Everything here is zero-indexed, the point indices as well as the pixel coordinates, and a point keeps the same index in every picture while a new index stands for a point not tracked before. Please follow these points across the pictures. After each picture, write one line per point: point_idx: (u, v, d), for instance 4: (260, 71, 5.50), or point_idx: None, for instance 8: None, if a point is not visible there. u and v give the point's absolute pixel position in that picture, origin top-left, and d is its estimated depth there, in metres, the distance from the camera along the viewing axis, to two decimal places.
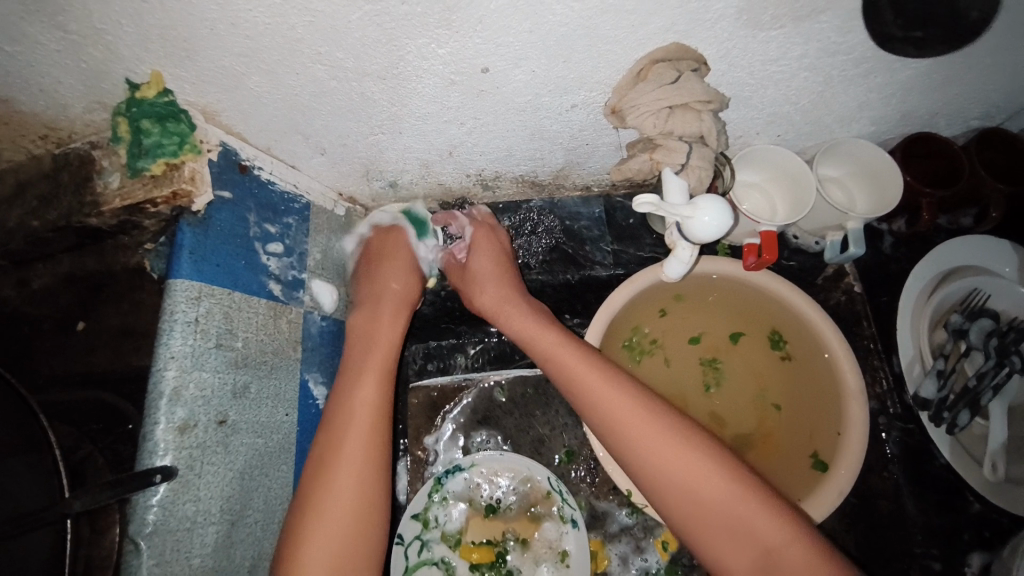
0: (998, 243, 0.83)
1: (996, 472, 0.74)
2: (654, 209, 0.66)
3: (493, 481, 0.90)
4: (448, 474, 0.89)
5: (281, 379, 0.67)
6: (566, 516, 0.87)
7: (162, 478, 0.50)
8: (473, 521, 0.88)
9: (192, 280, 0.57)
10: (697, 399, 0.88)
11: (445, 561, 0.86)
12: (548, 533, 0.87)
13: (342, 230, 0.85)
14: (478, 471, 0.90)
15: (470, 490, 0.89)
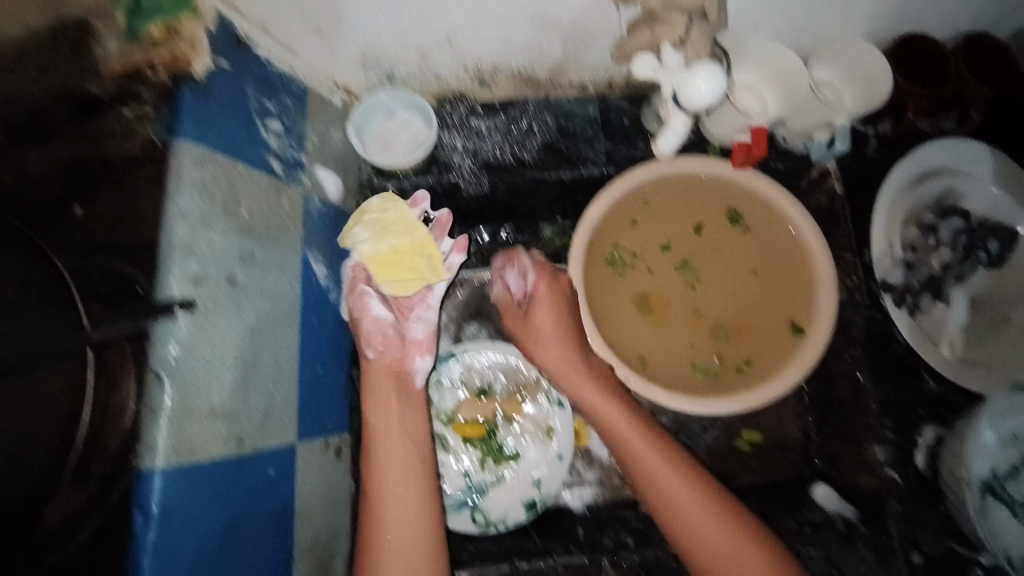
0: (980, 147, 0.86)
1: (953, 350, 0.82)
2: (653, 74, 0.71)
3: (484, 365, 0.96)
4: (442, 360, 0.95)
5: (284, 252, 0.70)
6: (551, 396, 0.95)
7: (182, 309, 0.54)
8: (465, 401, 0.94)
9: (202, 146, 0.59)
10: (679, 297, 0.91)
11: (440, 436, 0.92)
12: (536, 414, 0.94)
13: (338, 119, 0.85)
14: (470, 355, 0.96)
15: (462, 375, 0.95)
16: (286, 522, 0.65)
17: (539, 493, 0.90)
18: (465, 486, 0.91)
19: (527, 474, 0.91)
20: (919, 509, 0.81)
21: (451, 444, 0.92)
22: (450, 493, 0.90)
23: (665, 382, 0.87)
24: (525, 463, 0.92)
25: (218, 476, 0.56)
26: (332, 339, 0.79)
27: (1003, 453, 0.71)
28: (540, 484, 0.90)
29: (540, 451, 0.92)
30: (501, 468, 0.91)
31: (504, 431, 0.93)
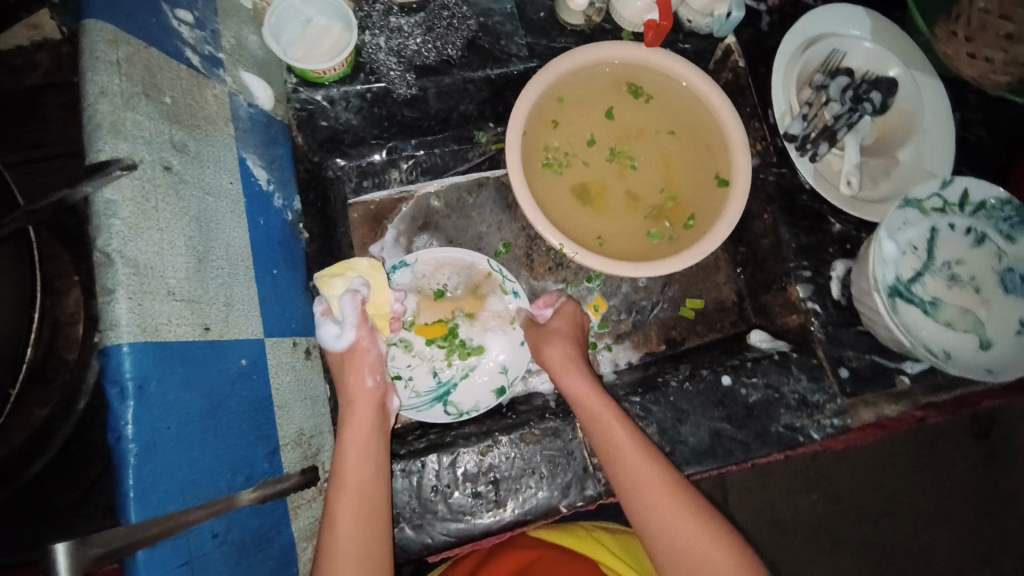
0: (852, 9, 0.99)
1: (852, 186, 0.91)
2: None
3: (436, 268, 0.98)
4: (394, 269, 0.96)
5: (218, 148, 0.68)
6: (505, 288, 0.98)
7: (121, 172, 0.53)
8: (424, 304, 0.96)
9: (112, 25, 0.58)
10: (615, 180, 0.96)
11: (404, 340, 0.94)
12: (494, 306, 0.97)
13: (250, 23, 0.82)
14: (421, 260, 0.97)
15: (416, 281, 0.97)
16: (265, 411, 0.65)
17: (507, 378, 0.94)
18: (435, 382, 0.93)
19: (493, 364, 0.95)
20: (840, 331, 0.91)
21: (416, 348, 0.94)
22: (422, 390, 0.92)
23: (622, 257, 0.92)
24: (489, 355, 0.95)
25: (187, 356, 0.56)
26: (284, 245, 0.77)
27: (902, 259, 0.81)
28: (507, 370, 0.95)
29: (503, 343, 0.96)
30: (469, 362, 0.94)
31: (465, 328, 0.96)
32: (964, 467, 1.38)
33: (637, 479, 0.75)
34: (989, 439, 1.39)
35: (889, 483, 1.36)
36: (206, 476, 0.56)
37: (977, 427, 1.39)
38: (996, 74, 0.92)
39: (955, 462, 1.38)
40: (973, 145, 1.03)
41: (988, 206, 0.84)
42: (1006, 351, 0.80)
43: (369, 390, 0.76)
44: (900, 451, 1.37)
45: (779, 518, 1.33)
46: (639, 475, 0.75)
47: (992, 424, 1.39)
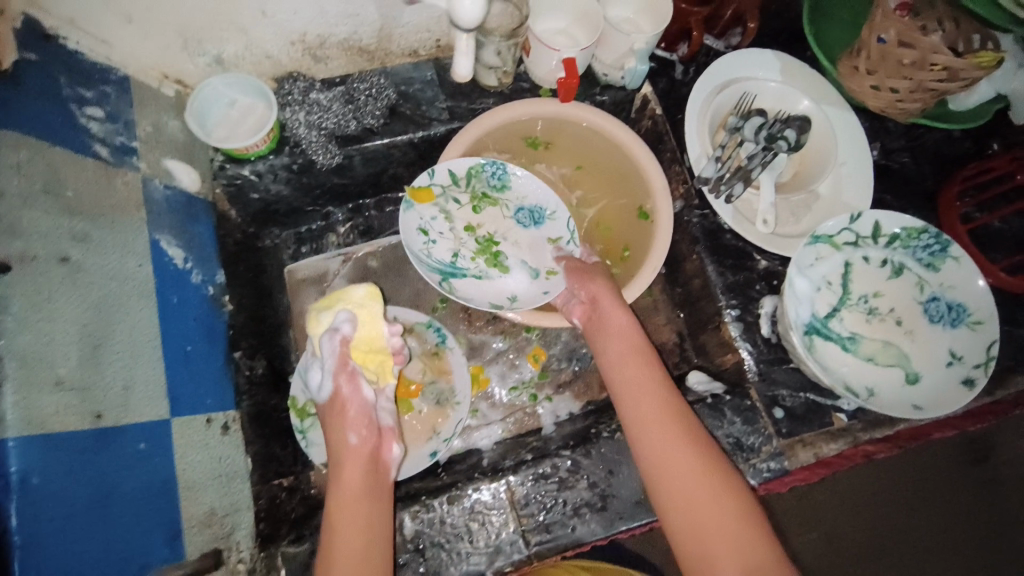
0: (760, 53, 1.02)
1: (767, 224, 0.92)
2: None
3: (524, 193, 0.97)
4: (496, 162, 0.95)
5: (128, 234, 0.71)
6: (554, 237, 0.96)
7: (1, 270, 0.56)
8: (490, 207, 0.97)
9: (14, 131, 0.61)
10: None
11: (445, 194, 0.94)
12: (543, 254, 0.96)
13: (172, 109, 0.87)
14: (517, 179, 0.97)
15: (505, 186, 0.97)
16: (168, 494, 0.66)
17: (508, 306, 0.92)
18: (450, 260, 0.93)
19: (504, 291, 0.93)
20: (773, 369, 0.90)
21: (455, 224, 0.95)
22: (433, 258, 0.92)
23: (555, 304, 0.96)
24: (510, 281, 0.94)
25: (75, 446, 0.57)
26: (201, 320, 0.80)
27: (816, 295, 0.82)
28: (515, 301, 0.92)
29: (525, 283, 0.94)
30: (489, 272, 0.94)
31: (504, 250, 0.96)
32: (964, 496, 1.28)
33: (654, 436, 0.76)
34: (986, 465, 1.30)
35: (880, 525, 1.25)
36: (94, 567, 0.56)
37: (973, 452, 1.30)
38: (903, 102, 0.90)
39: (955, 501, 1.28)
40: (895, 172, 1.04)
41: (901, 236, 0.84)
42: (934, 384, 0.79)
43: (354, 447, 0.78)
44: (895, 484, 1.28)
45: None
46: (669, 445, 0.75)
47: (990, 448, 1.31)
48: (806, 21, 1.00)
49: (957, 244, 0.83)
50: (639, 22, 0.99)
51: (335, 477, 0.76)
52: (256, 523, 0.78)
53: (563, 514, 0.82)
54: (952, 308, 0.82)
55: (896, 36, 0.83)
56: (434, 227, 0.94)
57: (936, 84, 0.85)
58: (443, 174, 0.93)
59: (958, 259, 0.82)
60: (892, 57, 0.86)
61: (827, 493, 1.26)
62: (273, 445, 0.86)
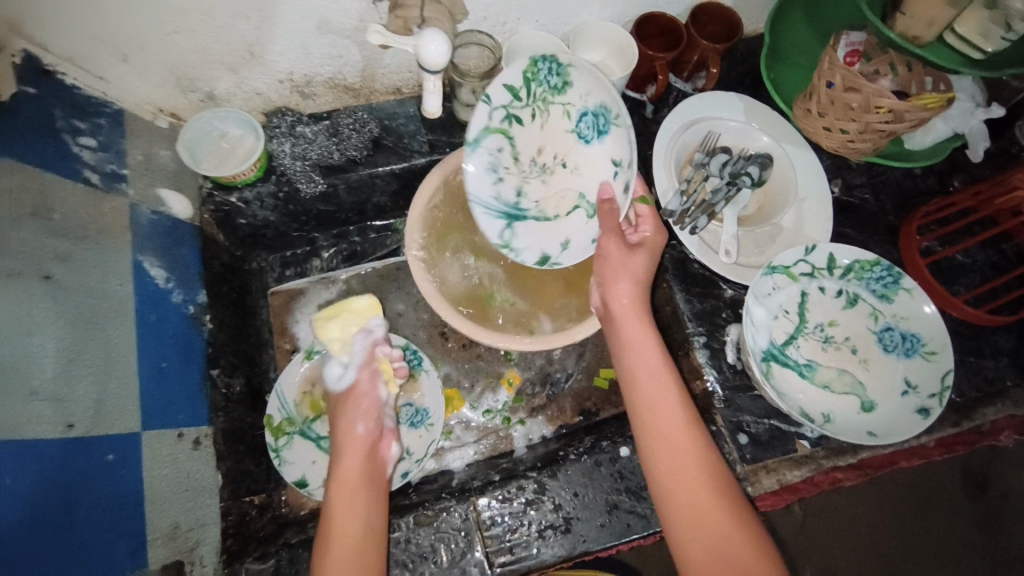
0: (723, 95, 1.08)
1: (729, 256, 0.95)
2: (383, 38, 0.84)
3: (590, 89, 0.86)
4: (545, 61, 0.86)
5: (110, 255, 0.75)
6: (615, 159, 0.88)
7: None
8: (553, 114, 0.90)
9: (6, 158, 0.66)
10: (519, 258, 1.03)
11: (511, 119, 0.89)
12: (600, 160, 0.90)
13: (165, 140, 0.92)
14: (577, 73, 0.86)
15: (563, 84, 0.88)
16: (133, 507, 0.67)
17: (561, 253, 0.92)
18: (514, 200, 0.91)
19: (559, 234, 0.92)
20: (739, 395, 0.92)
21: (520, 155, 0.91)
22: (501, 199, 0.90)
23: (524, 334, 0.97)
24: (569, 223, 0.92)
25: (44, 455, 0.60)
26: (178, 338, 0.83)
27: (773, 323, 0.86)
28: (567, 248, 0.92)
29: (582, 223, 0.92)
30: (556, 209, 0.93)
31: (556, 176, 0.92)
32: (959, 526, 1.35)
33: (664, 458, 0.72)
34: (983, 496, 1.36)
35: (889, 555, 1.32)
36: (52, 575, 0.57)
37: (971, 485, 1.37)
38: (854, 142, 0.96)
39: (958, 528, 1.35)
40: (857, 207, 1.07)
41: (856, 268, 0.88)
42: (889, 412, 0.82)
43: (358, 438, 0.81)
44: (900, 515, 1.35)
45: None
46: (687, 471, 0.71)
47: (987, 480, 1.37)
48: (763, 67, 1.08)
49: (909, 276, 0.86)
50: (609, 65, 1.05)
51: (335, 467, 0.78)
52: (223, 540, 0.78)
53: (528, 534, 0.82)
54: (907, 337, 0.85)
55: (843, 81, 0.89)
56: (501, 162, 0.90)
57: (882, 125, 0.90)
58: (500, 91, 0.86)
59: (911, 291, 0.86)
60: (840, 101, 0.92)
61: (834, 532, 1.33)
62: (247, 462, 0.88)
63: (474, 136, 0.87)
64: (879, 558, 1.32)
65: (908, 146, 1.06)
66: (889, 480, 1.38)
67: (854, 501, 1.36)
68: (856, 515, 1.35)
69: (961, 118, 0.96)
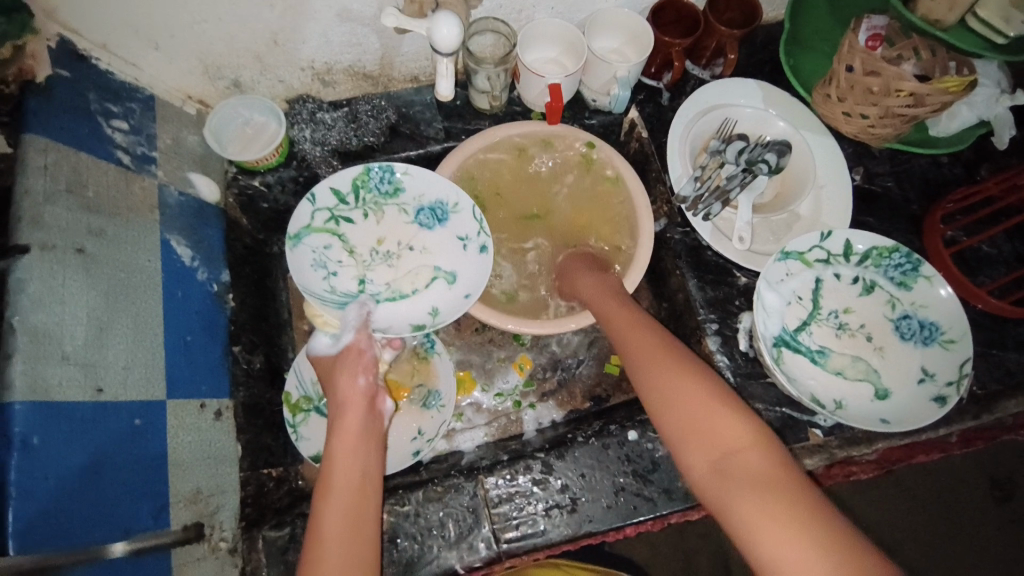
0: (740, 82, 1.07)
1: (744, 242, 0.95)
2: (398, 20, 0.86)
3: (415, 193, 0.95)
4: (378, 168, 0.94)
5: (140, 232, 0.79)
6: (462, 236, 0.96)
7: (20, 252, 0.63)
8: (386, 213, 0.96)
9: (43, 138, 0.70)
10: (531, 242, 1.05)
11: (334, 221, 0.93)
12: (456, 247, 0.96)
13: (193, 125, 0.96)
14: (408, 179, 0.95)
15: (350, 186, 0.93)
16: (158, 470, 0.71)
17: (430, 321, 0.92)
18: (356, 290, 0.93)
19: (424, 307, 0.93)
20: (750, 383, 0.91)
21: (353, 249, 0.94)
22: (338, 291, 0.91)
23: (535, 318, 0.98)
24: (431, 294, 0.94)
25: (75, 416, 0.63)
26: (202, 314, 0.86)
27: (786, 309, 0.85)
28: (436, 314, 0.92)
29: (445, 292, 0.94)
30: (413, 284, 0.94)
31: (403, 259, 0.95)
32: (986, 533, 1.33)
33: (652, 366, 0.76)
34: (1008, 501, 1.35)
35: (910, 557, 1.31)
36: (82, 527, 0.61)
37: (997, 490, 1.35)
38: (874, 128, 0.95)
39: (981, 533, 1.33)
40: (879, 196, 1.05)
41: (874, 254, 0.86)
42: (903, 401, 0.81)
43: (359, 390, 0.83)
44: (922, 517, 1.34)
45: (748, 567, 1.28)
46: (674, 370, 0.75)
47: (1013, 486, 1.35)
48: (784, 55, 1.07)
49: (928, 263, 0.85)
50: (625, 52, 1.05)
51: (336, 420, 0.80)
52: (242, 507, 0.82)
53: (535, 512, 0.83)
54: (924, 325, 0.84)
55: (863, 65, 0.88)
56: (330, 258, 0.93)
57: (903, 109, 0.88)
58: (326, 193, 0.92)
59: (930, 278, 0.85)
60: (860, 86, 0.90)
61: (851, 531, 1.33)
62: (265, 436, 0.91)
63: (297, 232, 0.90)
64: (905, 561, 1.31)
65: (932, 134, 1.04)
66: (917, 484, 1.36)
67: (879, 504, 1.35)
68: (882, 518, 1.33)
69: (986, 105, 0.93)
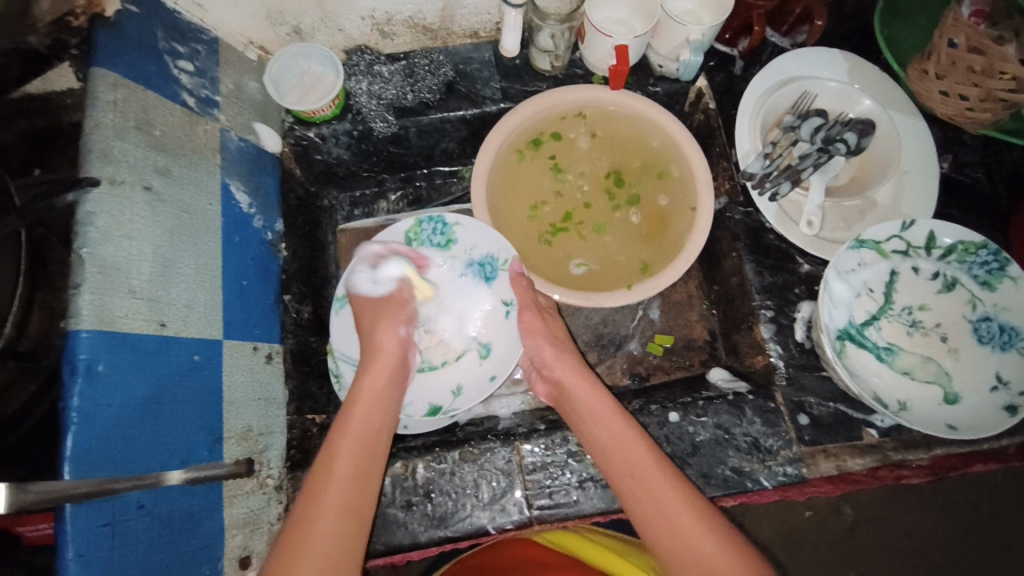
0: (823, 53, 0.99)
1: (812, 226, 0.89)
2: None
3: (468, 247, 0.95)
4: (429, 221, 0.95)
5: (202, 174, 0.81)
6: (504, 300, 0.94)
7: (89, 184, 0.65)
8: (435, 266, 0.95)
9: (112, 72, 0.71)
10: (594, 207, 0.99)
11: None
12: (491, 310, 0.94)
13: (253, 72, 0.96)
14: (461, 231, 0.95)
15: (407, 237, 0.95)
16: (214, 406, 0.74)
17: (451, 402, 0.90)
18: None
19: (449, 381, 0.92)
20: (804, 374, 0.87)
21: None
22: None
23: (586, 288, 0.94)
24: (459, 369, 0.92)
25: (139, 347, 0.65)
26: (258, 260, 0.88)
27: (856, 301, 0.81)
28: (459, 394, 0.91)
29: (473, 367, 0.92)
30: (445, 355, 0.92)
31: (441, 325, 0.94)
32: None
33: (645, 496, 0.72)
34: None
35: (941, 567, 1.26)
36: (141, 453, 0.63)
37: None
38: (972, 111, 0.86)
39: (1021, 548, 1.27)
40: (966, 186, 0.96)
41: (959, 249, 0.80)
42: (975, 407, 0.76)
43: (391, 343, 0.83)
44: (959, 526, 1.28)
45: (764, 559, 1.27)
46: (672, 504, 0.71)
47: None
48: (877, 24, 0.97)
49: (1018, 262, 0.78)
50: (700, 15, 0.98)
51: (363, 374, 0.80)
52: (286, 450, 0.85)
53: (568, 483, 0.83)
54: (1005, 329, 0.78)
55: (967, 42, 0.79)
56: None
57: (1006, 94, 0.80)
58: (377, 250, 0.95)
59: (1017, 279, 0.78)
60: (962, 63, 0.82)
61: (881, 532, 1.28)
62: (310, 384, 0.93)
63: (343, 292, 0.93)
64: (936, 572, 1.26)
65: None
66: (953, 494, 1.30)
67: (912, 511, 1.29)
68: (916, 524, 1.28)
69: None
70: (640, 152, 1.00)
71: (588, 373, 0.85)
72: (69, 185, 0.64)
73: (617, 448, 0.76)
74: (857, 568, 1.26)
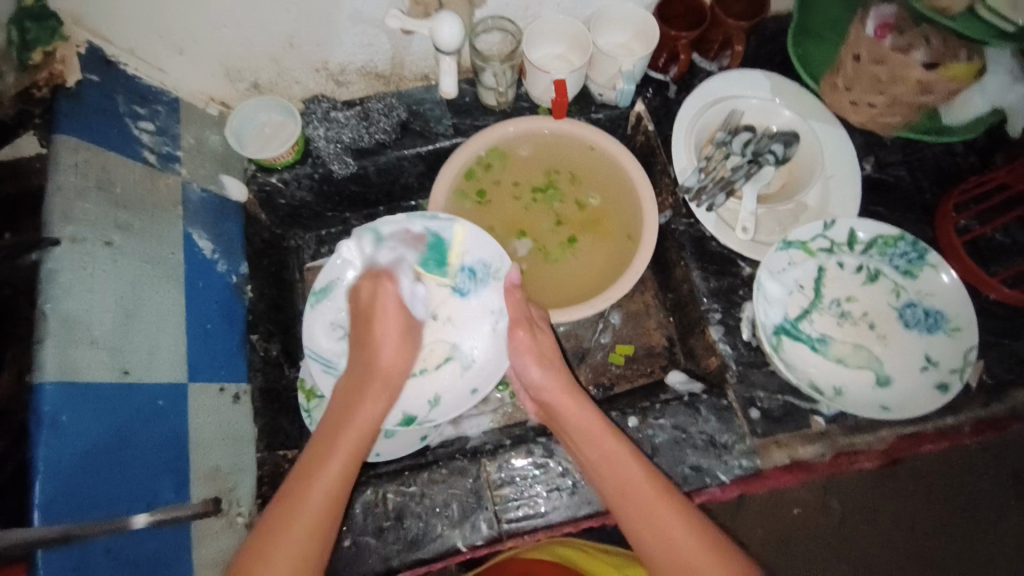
0: (746, 74, 1.07)
1: (746, 233, 0.95)
2: (402, 21, 0.91)
3: (461, 252, 0.96)
4: (426, 218, 0.94)
5: (164, 226, 0.85)
6: (493, 309, 0.96)
7: (49, 244, 0.69)
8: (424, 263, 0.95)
9: (74, 138, 0.76)
10: (545, 222, 1.06)
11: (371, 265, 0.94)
12: (468, 316, 0.96)
13: (215, 126, 1.02)
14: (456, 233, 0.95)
15: (402, 232, 0.94)
16: (181, 446, 0.76)
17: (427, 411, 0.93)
18: None
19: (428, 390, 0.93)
20: (752, 371, 0.91)
21: None
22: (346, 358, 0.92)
23: (555, 304, 1.00)
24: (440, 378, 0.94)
25: (102, 395, 0.68)
26: (222, 303, 0.92)
27: (788, 299, 0.86)
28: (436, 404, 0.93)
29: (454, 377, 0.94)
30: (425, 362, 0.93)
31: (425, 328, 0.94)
32: (1008, 530, 1.30)
33: (632, 506, 0.75)
34: None
35: (929, 551, 1.29)
36: (107, 498, 0.65)
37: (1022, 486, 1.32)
38: (883, 116, 0.94)
39: (1005, 528, 1.30)
40: (891, 186, 1.03)
41: (880, 242, 0.87)
42: (906, 388, 0.81)
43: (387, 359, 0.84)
44: (943, 512, 1.31)
45: (757, 559, 1.29)
46: (649, 511, 0.74)
47: None
48: (791, 44, 1.05)
49: (935, 251, 0.84)
50: (631, 46, 1.06)
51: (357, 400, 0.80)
52: (258, 485, 0.87)
53: (536, 494, 0.86)
54: (930, 313, 0.84)
55: (870, 54, 0.87)
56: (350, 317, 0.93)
57: (913, 96, 0.88)
58: (366, 237, 0.92)
59: (936, 266, 0.84)
60: (867, 75, 0.90)
61: (868, 523, 1.31)
62: (282, 419, 0.96)
63: (322, 285, 0.92)
64: (925, 557, 1.29)
65: (944, 122, 1.00)
66: (934, 479, 1.33)
67: (896, 500, 1.32)
68: (901, 512, 1.31)
69: (999, 91, 0.91)
70: (587, 175, 1.07)
71: (581, 395, 0.85)
72: (31, 246, 0.68)
73: (603, 463, 0.78)
74: (846, 560, 1.28)
